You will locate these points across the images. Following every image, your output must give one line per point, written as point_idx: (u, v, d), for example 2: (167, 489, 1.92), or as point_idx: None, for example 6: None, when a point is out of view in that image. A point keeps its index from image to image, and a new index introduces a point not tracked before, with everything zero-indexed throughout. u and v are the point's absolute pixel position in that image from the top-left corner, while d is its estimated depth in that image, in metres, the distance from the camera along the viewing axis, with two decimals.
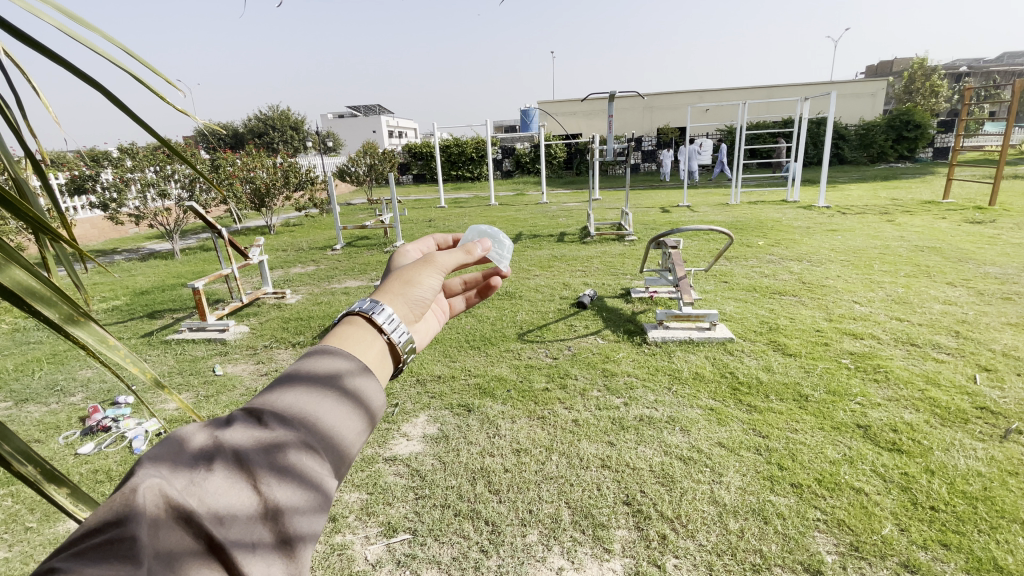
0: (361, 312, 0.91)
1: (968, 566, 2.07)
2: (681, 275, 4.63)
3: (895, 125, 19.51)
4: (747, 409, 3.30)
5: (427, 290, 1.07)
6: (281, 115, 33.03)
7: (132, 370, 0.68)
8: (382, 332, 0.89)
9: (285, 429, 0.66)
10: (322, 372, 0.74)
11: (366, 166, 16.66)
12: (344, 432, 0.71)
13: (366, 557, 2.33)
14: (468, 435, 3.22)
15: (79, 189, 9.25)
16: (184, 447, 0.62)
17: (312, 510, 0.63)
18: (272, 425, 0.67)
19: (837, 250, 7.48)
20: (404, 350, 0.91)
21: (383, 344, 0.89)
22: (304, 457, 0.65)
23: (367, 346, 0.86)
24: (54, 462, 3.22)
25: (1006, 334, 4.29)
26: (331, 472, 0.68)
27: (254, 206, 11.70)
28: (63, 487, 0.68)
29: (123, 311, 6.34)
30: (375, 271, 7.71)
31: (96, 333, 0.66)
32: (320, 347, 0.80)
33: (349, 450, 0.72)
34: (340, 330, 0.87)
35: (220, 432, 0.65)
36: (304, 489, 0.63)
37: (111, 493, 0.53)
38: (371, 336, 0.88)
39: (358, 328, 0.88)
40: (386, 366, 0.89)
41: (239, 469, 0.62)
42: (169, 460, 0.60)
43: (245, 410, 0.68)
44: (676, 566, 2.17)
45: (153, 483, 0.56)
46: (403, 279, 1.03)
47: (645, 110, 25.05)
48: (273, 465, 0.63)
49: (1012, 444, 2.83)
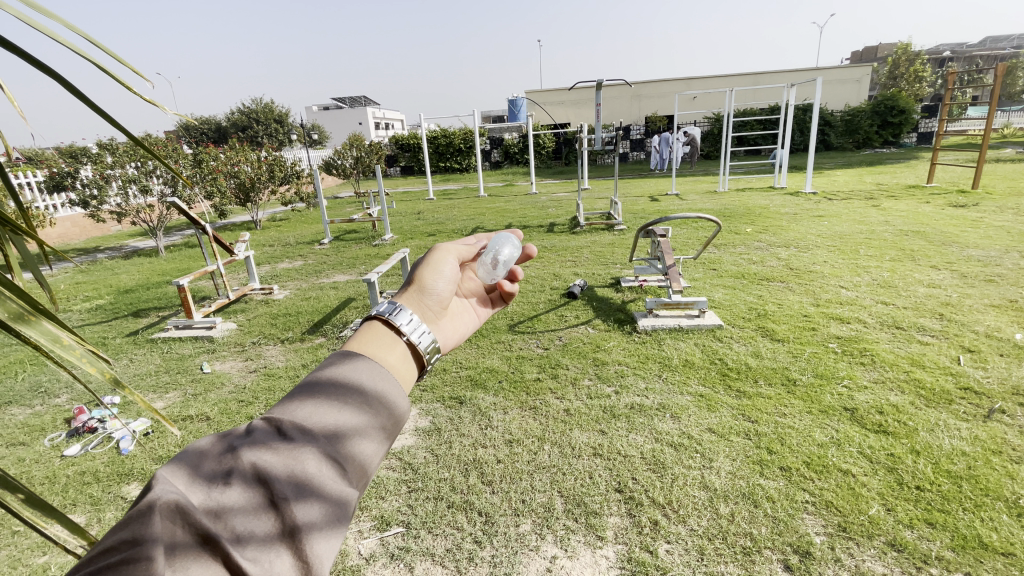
0: (382, 315, 0.91)
1: (953, 544, 2.11)
2: (670, 263, 4.64)
3: (880, 110, 19.65)
4: (736, 395, 3.32)
5: (442, 283, 1.09)
6: (264, 108, 32.51)
7: (88, 372, 0.66)
8: (402, 335, 0.89)
9: (303, 437, 0.65)
10: (345, 378, 0.74)
11: (353, 158, 16.43)
12: (362, 442, 0.70)
13: (360, 552, 2.32)
14: (460, 427, 3.22)
15: (57, 187, 9.06)
16: (202, 460, 0.62)
17: (329, 520, 0.61)
18: (291, 435, 0.65)
19: (823, 235, 7.55)
20: (427, 352, 0.91)
21: (403, 347, 0.88)
22: (323, 466, 0.64)
23: (389, 349, 0.85)
24: (38, 465, 3.16)
25: (989, 316, 4.36)
26: (350, 478, 0.67)
27: (239, 201, 11.51)
28: (16, 495, 0.67)
29: (107, 311, 6.22)
30: (364, 264, 7.65)
31: (49, 333, 0.64)
32: (339, 355, 0.80)
33: (372, 459, 0.71)
34: (363, 334, 0.87)
35: (238, 447, 0.63)
36: (322, 500, 0.62)
37: (125, 512, 0.52)
38: (391, 339, 0.88)
39: (379, 332, 0.88)
40: (411, 368, 0.88)
41: (256, 482, 0.60)
42: (185, 477, 0.59)
43: (266, 422, 0.67)
44: (667, 551, 2.19)
45: (168, 498, 0.54)
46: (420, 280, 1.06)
47: (633, 99, 25.02)
48: (290, 476, 0.61)
49: (995, 424, 2.88)
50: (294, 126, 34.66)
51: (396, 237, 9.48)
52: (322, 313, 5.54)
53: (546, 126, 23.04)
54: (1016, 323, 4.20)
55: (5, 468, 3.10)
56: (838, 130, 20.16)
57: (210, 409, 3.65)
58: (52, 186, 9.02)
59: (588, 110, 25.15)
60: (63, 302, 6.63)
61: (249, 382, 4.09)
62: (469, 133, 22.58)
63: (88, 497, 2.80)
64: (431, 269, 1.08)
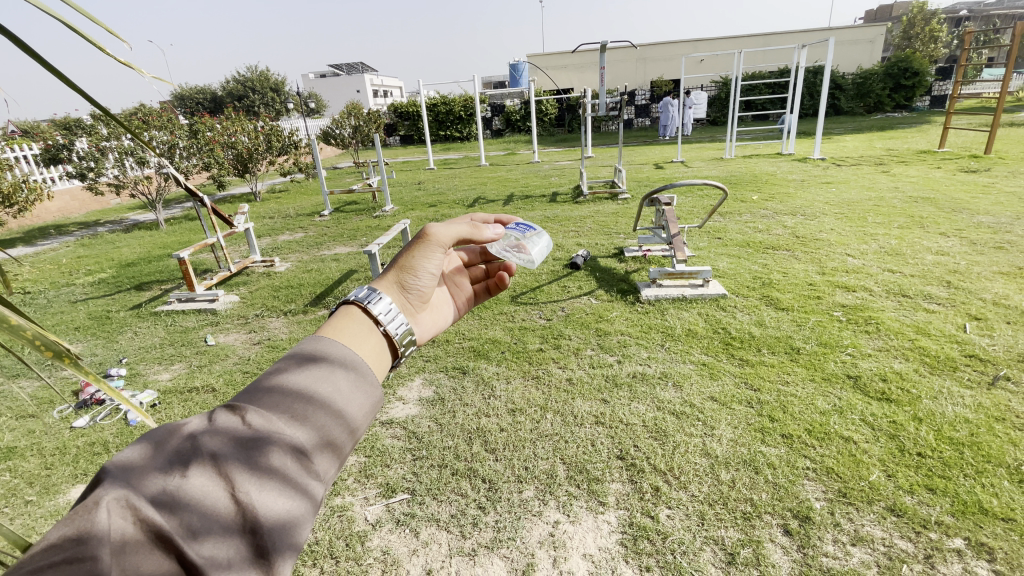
0: (358, 302, 0.90)
1: (953, 509, 2.13)
2: (674, 232, 4.55)
3: (893, 72, 19.06)
4: (739, 363, 3.32)
5: (428, 273, 1.07)
6: (258, 75, 31.66)
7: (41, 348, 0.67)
8: (379, 325, 0.89)
9: (266, 430, 0.64)
10: (314, 373, 0.72)
11: (351, 127, 16.14)
12: (334, 436, 0.70)
13: (366, 518, 2.36)
14: (463, 396, 3.24)
15: (54, 160, 8.95)
16: (163, 446, 0.61)
17: (292, 521, 0.61)
18: (255, 427, 0.64)
19: (831, 202, 7.43)
20: (402, 343, 0.91)
21: (379, 337, 0.88)
22: (287, 458, 0.64)
23: (364, 338, 0.85)
24: (49, 435, 3.21)
25: (997, 283, 4.31)
26: (315, 476, 0.67)
27: (237, 172, 11.35)
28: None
29: (109, 284, 6.22)
30: (365, 235, 7.59)
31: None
32: (315, 345, 0.78)
33: (341, 449, 0.71)
34: (338, 321, 0.85)
35: (197, 434, 0.62)
36: (286, 498, 0.61)
37: (69, 510, 0.50)
38: (368, 328, 0.87)
39: (356, 318, 0.87)
40: (385, 357, 0.88)
41: (217, 475, 0.59)
42: (137, 467, 0.57)
43: (229, 413, 0.66)
44: (668, 516, 2.23)
45: (118, 490, 0.54)
46: (401, 267, 1.04)
47: (638, 62, 24.28)
48: (253, 470, 0.60)
49: (999, 391, 2.88)
50: (290, 94, 33.91)
51: (396, 207, 9.36)
52: (324, 285, 5.52)
53: (549, 91, 22.41)
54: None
55: (16, 440, 3.16)
56: (849, 93, 19.61)
57: (215, 380, 3.69)
58: (48, 159, 8.91)
59: (593, 74, 24.39)
60: (66, 277, 6.63)
61: (253, 354, 4.10)
62: (470, 100, 22.06)
63: (99, 467, 2.85)
64: (412, 258, 1.05)
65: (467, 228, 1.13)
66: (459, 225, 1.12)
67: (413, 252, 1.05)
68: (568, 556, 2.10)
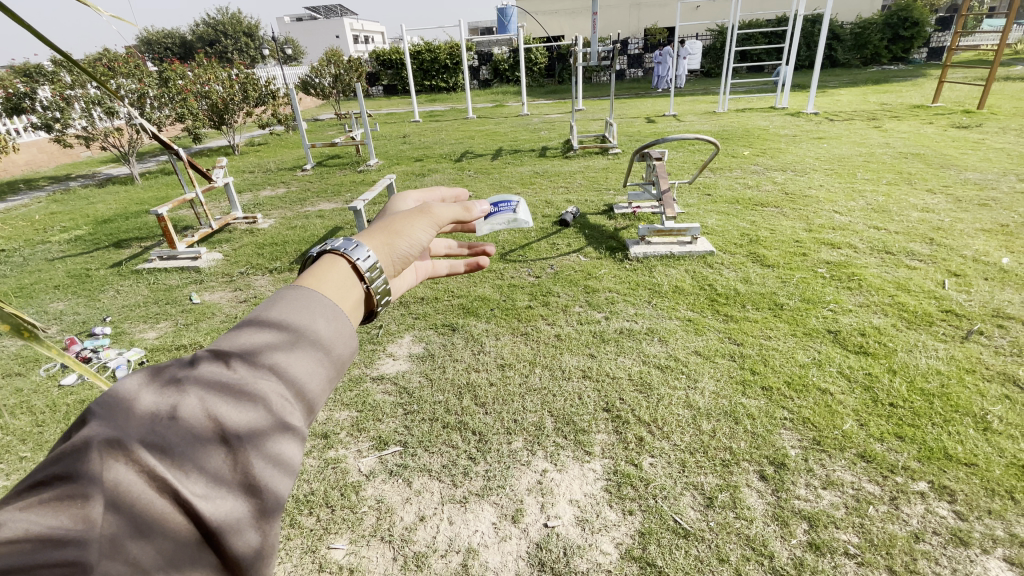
0: (338, 253, 0.85)
1: (920, 455, 2.25)
2: (665, 188, 4.50)
3: (893, 22, 18.52)
4: (723, 319, 3.38)
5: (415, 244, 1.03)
6: (230, 18, 29.74)
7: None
8: (362, 278, 0.84)
9: (250, 367, 0.57)
10: (298, 313, 0.65)
11: (332, 76, 15.42)
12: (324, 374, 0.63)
13: (360, 469, 2.43)
14: (453, 353, 3.27)
15: (16, 110, 8.46)
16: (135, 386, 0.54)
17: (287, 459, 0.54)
18: (237, 365, 0.57)
19: (821, 158, 7.38)
20: (381, 298, 0.87)
21: (359, 291, 0.84)
22: (282, 400, 0.57)
23: (344, 292, 0.81)
24: (37, 394, 3.19)
25: (979, 240, 4.38)
26: (306, 411, 0.60)
27: (214, 124, 10.87)
28: None
29: (87, 242, 6.05)
30: (350, 191, 7.40)
31: None
32: (294, 290, 0.71)
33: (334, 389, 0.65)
34: (314, 272, 0.80)
35: (170, 377, 0.55)
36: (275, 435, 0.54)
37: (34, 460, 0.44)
38: (349, 282, 0.83)
39: (334, 270, 0.83)
40: (362, 310, 0.85)
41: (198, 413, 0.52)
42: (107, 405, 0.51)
43: (207, 350, 0.59)
44: (651, 464, 2.33)
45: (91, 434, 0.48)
46: (391, 230, 0.98)
47: (632, 8, 23.23)
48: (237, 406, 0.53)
49: (972, 344, 2.98)
50: (266, 40, 32.11)
51: (381, 162, 9.10)
52: (309, 242, 5.42)
53: (539, 39, 21.47)
54: (1005, 247, 4.23)
55: (4, 399, 3.14)
56: (847, 44, 19.11)
57: (203, 338, 3.67)
58: (10, 109, 8.42)
59: (584, 21, 23.35)
60: (41, 234, 6.42)
61: (240, 312, 4.06)
62: (456, 47, 21.09)
63: None
64: (405, 224, 0.99)
65: (467, 212, 1.08)
66: (456, 206, 1.07)
67: (407, 219, 1.00)
68: (555, 501, 2.19)
